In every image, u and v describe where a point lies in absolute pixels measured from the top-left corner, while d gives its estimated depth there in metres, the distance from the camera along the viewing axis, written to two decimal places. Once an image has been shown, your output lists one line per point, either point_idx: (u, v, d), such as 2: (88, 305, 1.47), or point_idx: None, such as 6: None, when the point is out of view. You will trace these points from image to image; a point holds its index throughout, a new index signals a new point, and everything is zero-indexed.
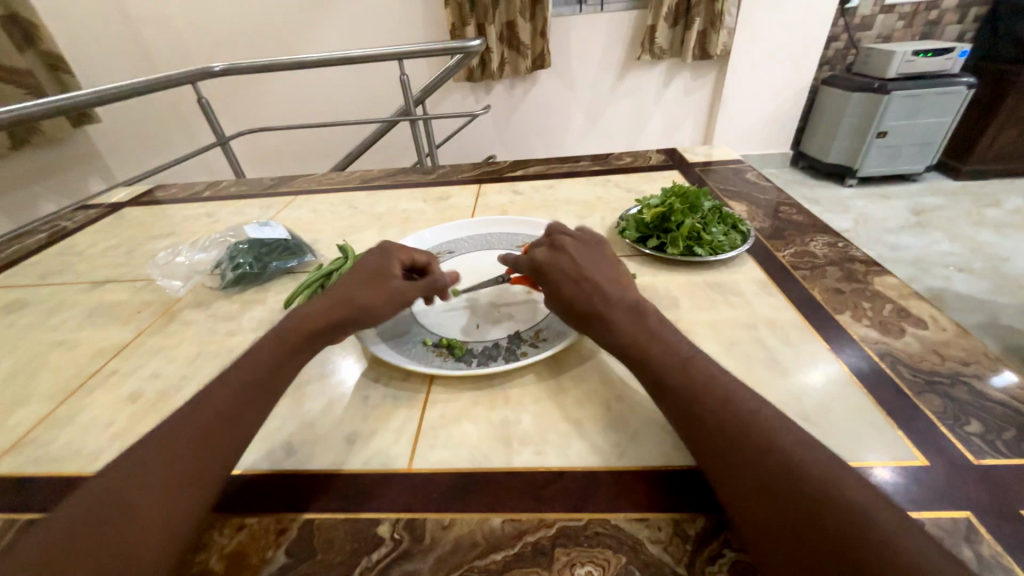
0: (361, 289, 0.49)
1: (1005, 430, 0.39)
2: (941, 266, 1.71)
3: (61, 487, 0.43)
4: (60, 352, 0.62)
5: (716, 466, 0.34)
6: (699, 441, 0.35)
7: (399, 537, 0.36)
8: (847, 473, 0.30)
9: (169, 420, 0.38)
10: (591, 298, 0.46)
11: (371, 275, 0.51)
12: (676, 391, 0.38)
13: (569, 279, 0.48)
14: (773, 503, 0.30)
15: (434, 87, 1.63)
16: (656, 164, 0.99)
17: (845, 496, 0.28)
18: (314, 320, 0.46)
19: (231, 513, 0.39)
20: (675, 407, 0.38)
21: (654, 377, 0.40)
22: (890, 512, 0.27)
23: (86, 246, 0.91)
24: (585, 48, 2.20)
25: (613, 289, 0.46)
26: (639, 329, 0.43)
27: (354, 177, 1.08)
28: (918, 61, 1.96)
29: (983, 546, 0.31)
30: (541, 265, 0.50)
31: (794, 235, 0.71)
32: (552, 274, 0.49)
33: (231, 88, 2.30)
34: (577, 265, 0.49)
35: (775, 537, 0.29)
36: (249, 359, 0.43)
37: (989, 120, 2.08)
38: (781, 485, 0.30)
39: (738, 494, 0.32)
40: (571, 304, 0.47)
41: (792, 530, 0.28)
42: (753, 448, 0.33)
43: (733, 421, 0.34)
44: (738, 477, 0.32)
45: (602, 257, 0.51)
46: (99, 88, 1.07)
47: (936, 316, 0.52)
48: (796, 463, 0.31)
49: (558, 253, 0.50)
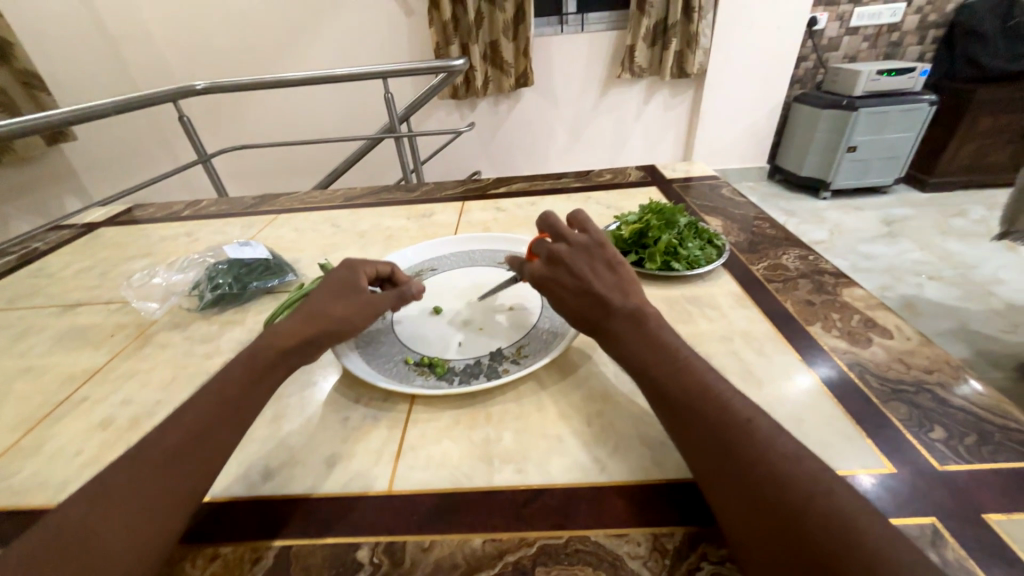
0: (335, 305, 0.50)
1: (966, 436, 0.41)
2: (912, 274, 1.78)
3: (23, 521, 0.41)
4: (28, 378, 0.60)
5: (707, 476, 0.34)
6: (691, 450, 0.36)
7: (378, 561, 0.35)
8: (836, 484, 0.31)
9: (136, 447, 0.37)
10: (588, 309, 0.46)
11: (343, 292, 0.52)
12: (672, 401, 0.38)
13: (570, 292, 0.47)
14: (763, 514, 0.30)
15: (418, 104, 1.65)
16: (635, 180, 1.02)
17: (832, 505, 0.29)
18: (285, 339, 0.46)
19: (204, 543, 0.38)
20: (671, 416, 0.38)
21: (650, 387, 0.40)
22: (877, 523, 0.28)
23: (58, 268, 0.89)
24: (566, 67, 2.26)
25: (612, 296, 0.46)
26: (637, 339, 0.43)
27: (337, 195, 1.08)
28: (883, 80, 2.07)
29: (948, 551, 0.32)
30: (538, 275, 0.50)
31: (767, 248, 0.73)
32: (550, 284, 0.49)
33: (214, 106, 2.29)
34: (574, 271, 0.48)
35: (764, 548, 0.30)
36: (220, 381, 0.42)
37: (950, 135, 2.18)
38: (771, 495, 0.31)
39: (727, 505, 0.32)
40: (573, 315, 0.47)
41: (780, 540, 0.29)
42: (744, 459, 0.33)
43: (726, 431, 0.35)
44: (727, 487, 0.33)
45: (600, 258, 0.49)
46: (77, 106, 1.06)
47: (901, 325, 0.54)
48: (786, 474, 0.31)
49: (554, 259, 0.50)
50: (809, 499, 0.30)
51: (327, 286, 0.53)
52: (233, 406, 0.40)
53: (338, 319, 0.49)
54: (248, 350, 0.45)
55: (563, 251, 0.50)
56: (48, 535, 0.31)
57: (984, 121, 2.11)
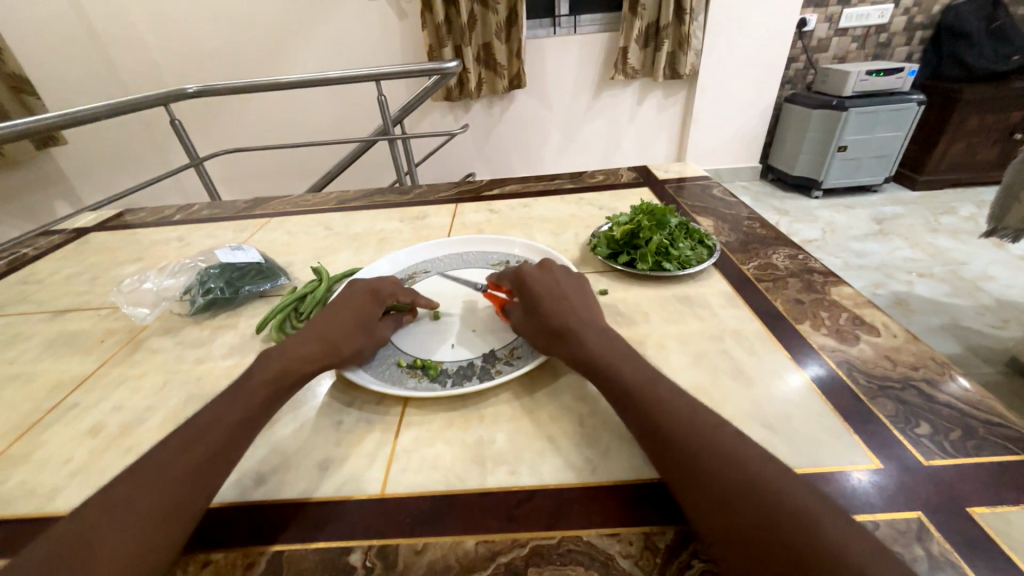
0: (353, 334, 0.51)
1: (952, 431, 0.41)
2: (904, 272, 1.80)
3: (11, 530, 0.41)
4: (17, 386, 0.59)
5: (681, 481, 0.34)
6: (666, 455, 0.36)
7: (371, 564, 0.35)
8: (801, 484, 0.32)
9: (144, 459, 0.37)
10: (565, 313, 0.49)
11: (361, 319, 0.53)
12: (645, 408, 0.39)
13: (549, 299, 0.51)
14: (735, 514, 0.31)
15: (411, 106, 1.65)
16: (627, 182, 1.02)
17: (798, 502, 0.30)
18: (297, 367, 0.46)
19: (197, 550, 0.38)
20: (641, 424, 0.39)
21: (623, 394, 0.41)
22: (841, 520, 0.29)
23: (47, 274, 0.88)
24: (560, 69, 2.27)
25: (589, 314, 0.50)
26: (611, 349, 0.45)
27: (331, 198, 1.08)
28: (871, 80, 2.09)
29: (934, 544, 0.33)
30: (527, 278, 0.55)
31: (758, 248, 0.74)
32: (536, 287, 0.53)
33: (206, 109, 2.28)
34: (559, 286, 0.53)
35: (735, 548, 0.30)
36: (231, 395, 0.43)
37: (939, 134, 2.21)
38: (742, 495, 0.31)
39: (701, 508, 0.33)
40: (546, 316, 0.50)
41: (751, 539, 0.30)
42: (715, 462, 0.34)
43: (697, 437, 0.35)
44: (701, 491, 0.33)
45: (579, 286, 0.55)
46: (65, 110, 1.05)
47: (888, 323, 0.55)
48: (756, 474, 0.32)
49: (545, 274, 0.55)
50: (778, 498, 0.30)
51: (348, 306, 0.54)
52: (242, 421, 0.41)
53: (354, 349, 0.51)
54: (262, 366, 0.45)
55: (553, 272, 0.56)
56: (53, 545, 0.31)
57: (972, 120, 2.14)
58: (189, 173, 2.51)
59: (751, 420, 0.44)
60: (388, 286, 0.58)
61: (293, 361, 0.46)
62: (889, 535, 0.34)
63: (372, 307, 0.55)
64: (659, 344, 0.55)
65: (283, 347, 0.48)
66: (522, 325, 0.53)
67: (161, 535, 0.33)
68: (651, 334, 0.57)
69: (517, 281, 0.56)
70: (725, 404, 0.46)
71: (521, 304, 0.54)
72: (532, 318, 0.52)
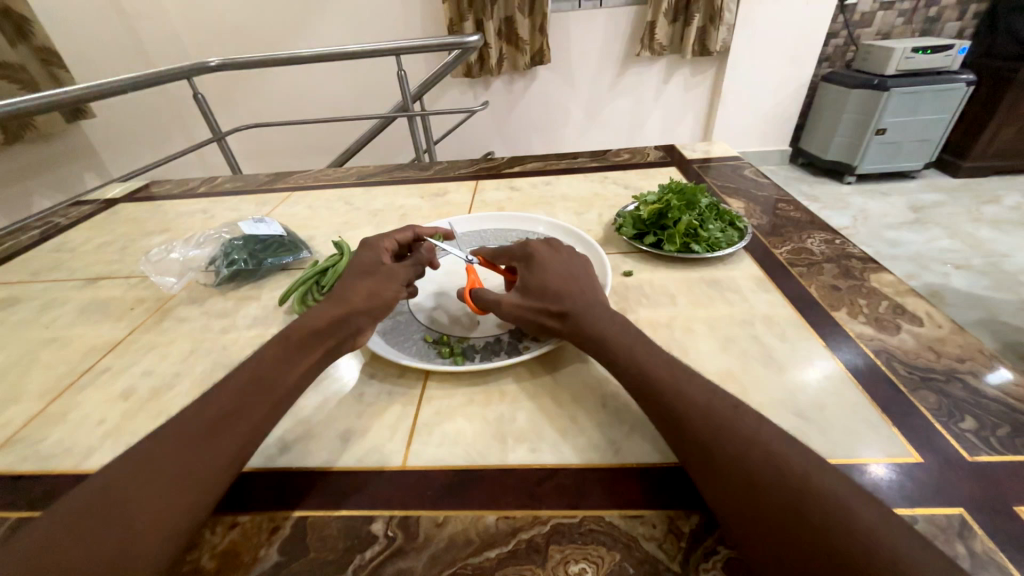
0: (366, 277, 0.50)
1: (999, 427, 0.39)
2: (940, 262, 1.71)
3: (51, 485, 0.43)
4: (53, 349, 0.61)
5: (700, 467, 0.33)
6: (683, 439, 0.35)
7: (393, 534, 0.36)
8: (828, 470, 0.30)
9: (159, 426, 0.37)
10: (571, 294, 0.47)
11: (368, 263, 0.52)
12: (661, 389, 0.38)
13: (558, 276, 0.49)
14: (760, 499, 0.30)
15: (432, 82, 1.61)
16: (654, 161, 0.99)
17: (825, 487, 0.29)
18: (315, 321, 0.45)
19: (224, 512, 0.39)
20: (656, 407, 0.37)
21: (639, 373, 0.39)
22: (871, 505, 0.28)
23: (79, 242, 0.91)
24: (583, 44, 2.19)
25: (594, 294, 0.48)
26: (623, 331, 0.43)
27: (351, 173, 1.07)
28: (917, 58, 1.95)
29: (976, 542, 0.32)
30: (535, 255, 0.52)
31: (792, 232, 0.71)
32: (541, 265, 0.51)
33: (228, 83, 2.29)
34: (570, 265, 0.51)
35: (762, 535, 0.29)
36: (243, 365, 0.42)
37: (987, 118, 2.08)
38: (766, 479, 0.30)
39: (722, 494, 0.31)
40: (550, 293, 0.47)
41: (779, 526, 0.28)
42: (737, 446, 0.32)
43: (713, 419, 0.34)
44: (721, 476, 0.32)
45: (581, 263, 0.52)
46: (94, 82, 1.05)
47: (932, 313, 0.52)
48: (780, 457, 0.31)
49: (554, 253, 0.52)
50: (803, 482, 0.29)
51: (354, 262, 0.53)
52: (259, 391, 0.40)
53: (369, 291, 0.48)
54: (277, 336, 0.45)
55: (562, 250, 0.53)
56: (71, 508, 0.31)
57: None
58: (213, 149, 2.55)
59: (781, 409, 0.43)
60: (388, 239, 0.57)
61: (311, 317, 0.46)
62: (928, 531, 0.33)
63: (379, 250, 0.54)
64: (685, 328, 0.54)
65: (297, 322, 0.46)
66: (512, 302, 0.49)
67: (178, 508, 0.32)
68: (676, 318, 0.55)
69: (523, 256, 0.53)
70: (754, 392, 0.44)
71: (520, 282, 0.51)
72: (529, 294, 0.49)
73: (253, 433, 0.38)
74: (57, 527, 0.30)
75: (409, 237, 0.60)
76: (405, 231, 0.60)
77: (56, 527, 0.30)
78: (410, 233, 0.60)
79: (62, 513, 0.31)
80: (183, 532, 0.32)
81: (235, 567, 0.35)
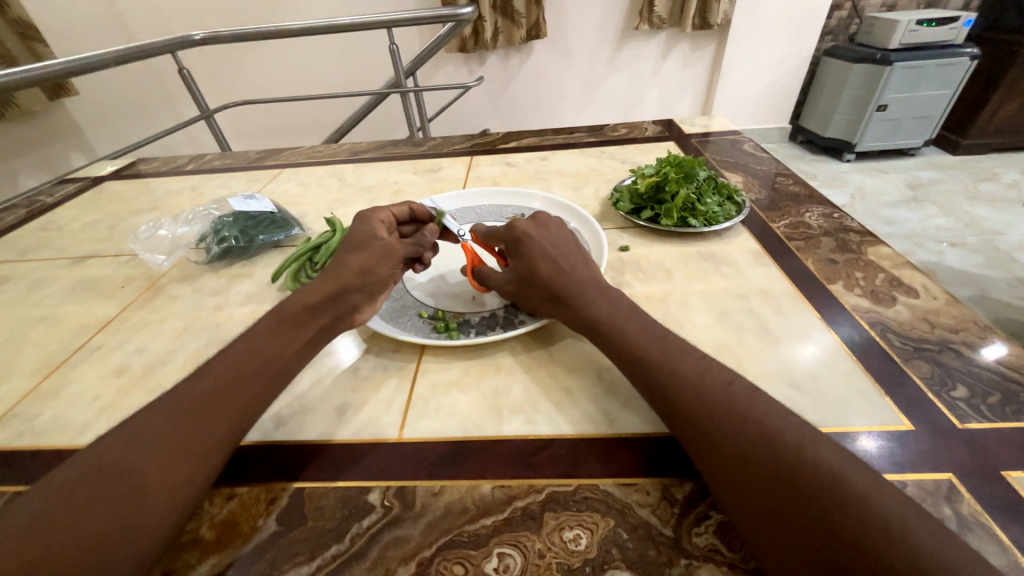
0: (359, 251, 0.48)
1: (990, 395, 0.40)
2: (934, 240, 1.71)
3: (45, 459, 0.43)
4: (43, 327, 0.61)
5: (694, 442, 0.34)
6: (677, 416, 0.35)
7: (389, 505, 0.36)
8: (821, 440, 0.30)
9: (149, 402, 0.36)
10: (563, 276, 0.46)
11: (363, 239, 0.50)
12: (654, 369, 0.37)
13: (547, 256, 0.47)
14: (756, 473, 0.30)
15: (425, 57, 1.57)
16: (651, 136, 0.97)
17: (820, 457, 0.29)
18: (308, 297, 0.44)
19: (221, 485, 0.39)
20: (651, 388, 0.37)
21: (631, 353, 0.39)
22: (863, 473, 0.28)
23: (67, 221, 0.89)
24: (581, 17, 2.12)
25: (588, 273, 0.46)
26: (616, 309, 0.43)
27: (343, 149, 1.05)
28: (921, 31, 1.91)
29: (962, 505, 0.32)
30: (520, 235, 0.50)
31: (790, 206, 0.70)
32: (529, 246, 0.48)
33: (213, 58, 2.21)
34: (560, 242, 0.49)
35: (757, 505, 0.29)
36: (237, 341, 0.41)
37: (989, 93, 2.05)
38: (760, 453, 0.30)
39: (717, 466, 0.32)
40: (540, 279, 0.46)
41: (773, 498, 0.29)
42: (729, 421, 0.32)
43: (706, 397, 0.34)
44: (715, 451, 0.32)
45: (569, 239, 0.50)
46: (71, 56, 1.00)
47: (927, 285, 0.52)
48: (774, 430, 0.31)
49: (542, 231, 0.50)
50: (796, 453, 0.29)
51: (352, 235, 0.51)
52: (254, 365, 0.39)
53: (363, 266, 0.47)
54: (271, 314, 0.43)
55: (550, 226, 0.51)
56: (61, 484, 0.31)
57: None
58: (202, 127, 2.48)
59: (775, 380, 0.43)
60: (383, 215, 0.55)
61: (306, 292, 0.45)
62: (917, 495, 0.33)
63: (373, 225, 0.52)
64: (681, 302, 0.53)
65: (290, 299, 0.44)
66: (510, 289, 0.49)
67: (174, 480, 0.32)
68: (672, 292, 0.55)
69: (510, 235, 0.51)
70: (747, 365, 0.44)
71: (511, 266, 0.50)
72: (522, 279, 0.48)
73: (248, 407, 0.38)
74: (47, 504, 0.30)
75: (405, 214, 0.59)
76: (400, 206, 0.58)
77: (45, 505, 0.30)
78: (412, 209, 0.59)
79: (47, 494, 0.30)
80: (183, 501, 0.32)
81: (234, 536, 0.35)
